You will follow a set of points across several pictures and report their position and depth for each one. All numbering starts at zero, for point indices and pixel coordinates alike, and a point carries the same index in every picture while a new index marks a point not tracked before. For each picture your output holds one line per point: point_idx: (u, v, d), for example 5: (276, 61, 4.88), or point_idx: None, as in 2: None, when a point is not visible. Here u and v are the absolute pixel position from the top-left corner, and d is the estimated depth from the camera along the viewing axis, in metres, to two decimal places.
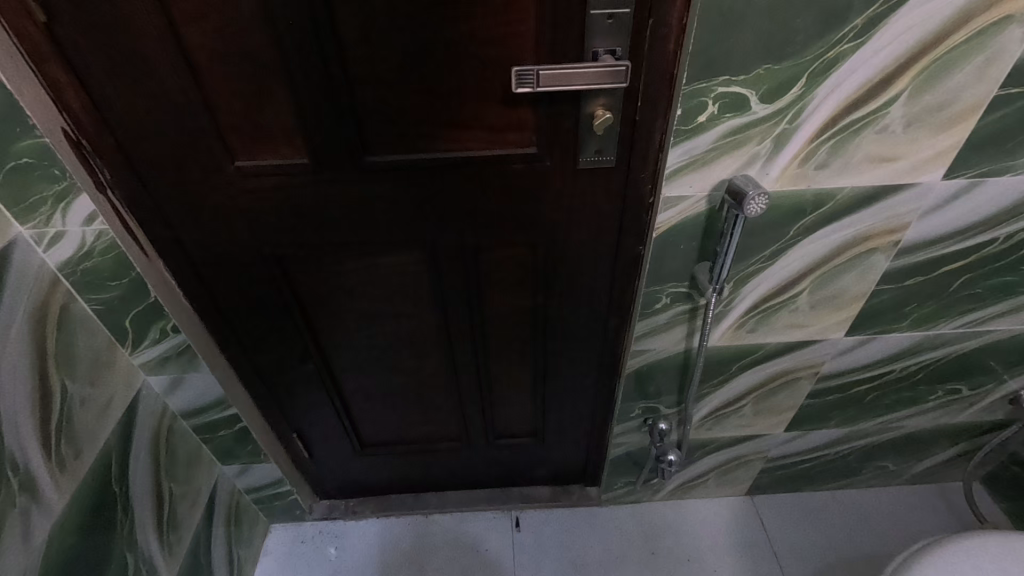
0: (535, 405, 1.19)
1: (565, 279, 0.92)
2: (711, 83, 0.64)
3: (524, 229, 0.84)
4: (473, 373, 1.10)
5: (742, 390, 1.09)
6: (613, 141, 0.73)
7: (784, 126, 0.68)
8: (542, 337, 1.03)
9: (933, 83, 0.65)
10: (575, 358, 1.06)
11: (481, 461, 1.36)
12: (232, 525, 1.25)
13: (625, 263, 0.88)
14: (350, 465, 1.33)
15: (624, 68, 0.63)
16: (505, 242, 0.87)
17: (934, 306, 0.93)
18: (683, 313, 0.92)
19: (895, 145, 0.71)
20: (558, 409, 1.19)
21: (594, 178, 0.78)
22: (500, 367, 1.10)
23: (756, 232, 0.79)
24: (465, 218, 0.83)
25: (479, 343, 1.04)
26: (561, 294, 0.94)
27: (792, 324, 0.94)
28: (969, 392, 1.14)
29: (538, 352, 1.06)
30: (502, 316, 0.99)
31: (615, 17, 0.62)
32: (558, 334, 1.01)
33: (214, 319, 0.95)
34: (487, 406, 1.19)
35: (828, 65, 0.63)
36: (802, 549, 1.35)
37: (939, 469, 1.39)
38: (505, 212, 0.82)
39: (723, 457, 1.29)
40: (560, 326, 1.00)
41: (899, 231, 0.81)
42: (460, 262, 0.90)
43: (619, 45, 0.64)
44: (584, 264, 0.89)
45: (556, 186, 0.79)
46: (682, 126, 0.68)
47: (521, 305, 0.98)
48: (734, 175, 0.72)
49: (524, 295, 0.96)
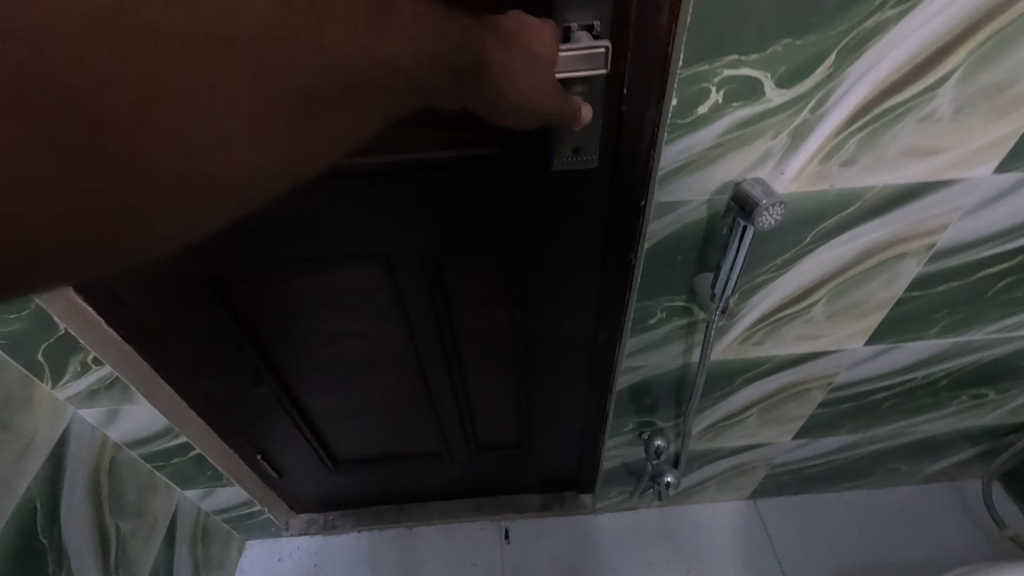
0: (520, 418, 1.09)
1: (545, 293, 0.79)
2: (714, 65, 0.51)
3: (493, 235, 0.72)
4: (449, 388, 1.00)
5: (747, 402, 0.98)
6: (595, 137, 0.58)
7: (806, 115, 0.55)
8: (523, 352, 0.91)
9: (995, 57, 0.52)
10: (559, 374, 0.95)
11: (465, 472, 1.27)
12: (200, 549, 1.17)
13: (613, 276, 0.74)
14: (324, 481, 1.24)
15: (603, 49, 0.49)
16: (472, 251, 0.75)
17: (967, 312, 0.82)
18: (681, 328, 0.81)
19: (940, 136, 0.58)
20: (545, 424, 1.08)
21: (572, 181, 0.63)
22: (478, 381, 1.00)
23: (766, 239, 0.67)
24: (421, 226, 0.71)
25: (452, 358, 0.93)
26: (541, 309, 0.82)
27: (805, 334, 0.83)
28: (996, 396, 1.04)
29: (519, 367, 0.95)
30: (475, 328, 0.88)
31: None
32: (541, 350, 0.90)
33: (147, 347, 0.83)
34: (467, 420, 1.09)
35: (864, 38, 0.49)
36: (807, 557, 1.27)
37: (955, 469, 1.30)
38: (470, 218, 0.70)
39: (724, 465, 1.20)
40: (542, 342, 0.88)
41: (934, 233, 0.68)
42: (421, 274, 0.77)
43: (598, 18, 0.49)
44: (566, 277, 0.77)
45: (526, 190, 0.65)
46: (678, 119, 0.55)
47: (497, 317, 0.86)
48: (740, 177, 0.60)
49: (498, 307, 0.84)
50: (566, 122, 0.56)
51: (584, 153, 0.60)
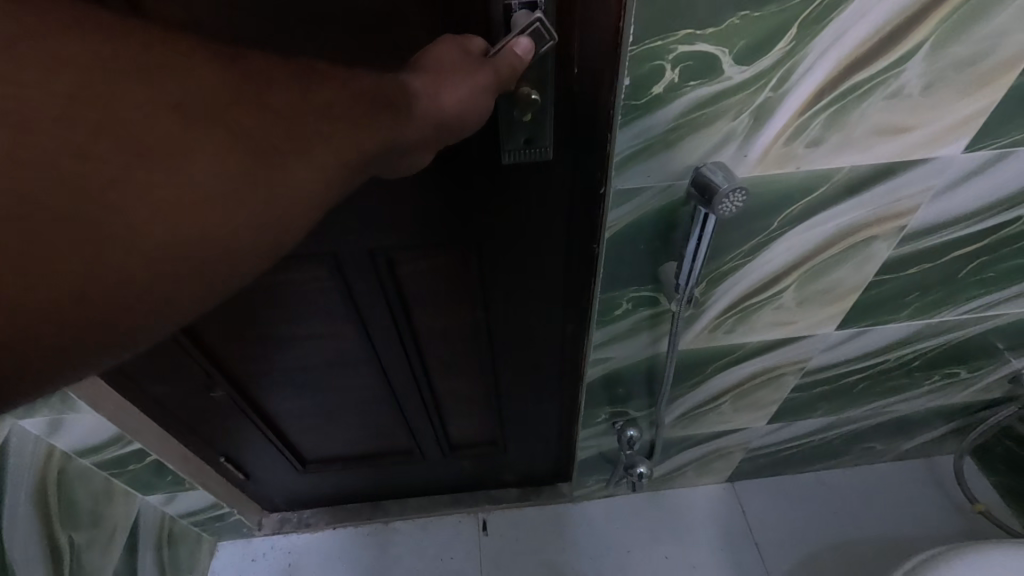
0: (491, 415, 1.06)
1: (505, 289, 0.76)
2: (668, 40, 0.47)
3: (445, 232, 0.67)
4: (415, 386, 0.96)
5: (719, 389, 0.97)
6: (547, 125, 0.53)
7: (768, 94, 0.51)
8: (488, 349, 0.87)
9: (966, 28, 0.48)
10: (528, 371, 0.91)
11: (439, 469, 1.24)
12: (166, 555, 1.14)
13: (576, 267, 0.70)
14: (294, 481, 1.21)
15: (540, 23, 0.43)
16: (425, 250, 0.70)
17: (939, 294, 0.80)
18: (647, 318, 0.78)
19: (909, 114, 0.54)
20: (515, 420, 1.05)
21: (526, 173, 0.59)
22: (445, 380, 0.97)
23: (731, 225, 0.64)
24: (366, 225, 0.66)
25: (415, 357, 0.90)
26: (503, 305, 0.78)
27: (776, 320, 0.81)
28: (968, 374, 1.03)
29: (486, 364, 0.91)
30: (436, 327, 0.84)
31: None
32: (507, 348, 0.86)
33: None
34: (437, 418, 1.06)
35: (827, 9, 0.46)
36: (783, 538, 1.28)
37: (929, 445, 1.31)
38: (420, 215, 0.65)
39: (700, 450, 1.19)
40: (506, 339, 0.85)
41: (906, 214, 0.66)
42: (373, 273, 0.73)
43: None
44: (526, 274, 0.73)
45: (477, 184, 0.61)
46: (632, 100, 0.51)
47: (458, 316, 0.82)
48: (702, 161, 0.56)
49: (460, 308, 0.80)
50: (515, 111, 0.51)
51: (537, 144, 0.55)
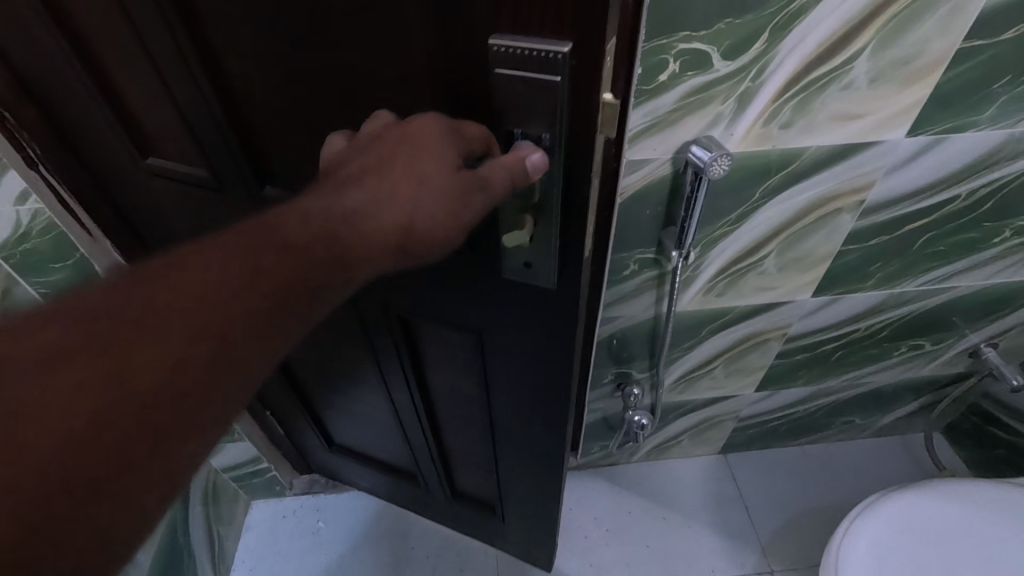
0: (490, 477, 1.06)
1: (507, 374, 0.77)
2: (671, 39, 0.61)
3: (452, 309, 0.71)
4: (421, 424, 1.01)
5: (712, 354, 1.10)
6: (541, 252, 0.55)
7: (748, 84, 0.66)
8: (486, 416, 0.89)
9: (898, 35, 0.64)
10: (521, 452, 0.91)
11: (440, 507, 1.27)
12: (210, 504, 1.24)
13: (563, 369, 0.70)
14: (324, 454, 1.31)
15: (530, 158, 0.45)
16: (432, 319, 0.74)
17: (898, 265, 0.95)
18: (652, 279, 0.92)
19: (860, 102, 0.69)
20: (517, 487, 1.03)
21: (524, 285, 0.61)
22: (453, 426, 0.98)
23: (721, 194, 0.78)
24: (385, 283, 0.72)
25: (420, 400, 0.94)
26: (499, 385, 0.79)
27: (760, 286, 0.95)
28: (932, 347, 1.17)
29: (484, 429, 0.93)
30: (441, 381, 0.88)
31: (530, 82, 0.42)
32: (501, 423, 0.87)
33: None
34: (441, 458, 1.09)
35: (791, 18, 0.61)
36: (771, 503, 1.40)
37: (903, 421, 1.44)
38: (433, 289, 0.69)
39: (695, 419, 1.32)
40: (507, 418, 0.85)
41: (863, 189, 0.80)
42: (386, 320, 0.79)
43: (546, 130, 0.45)
44: (519, 367, 0.74)
45: (483, 281, 0.63)
46: (643, 86, 0.65)
47: (461, 380, 0.85)
48: (697, 136, 0.71)
49: (461, 374, 0.83)
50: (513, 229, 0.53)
51: (533, 263, 0.56)
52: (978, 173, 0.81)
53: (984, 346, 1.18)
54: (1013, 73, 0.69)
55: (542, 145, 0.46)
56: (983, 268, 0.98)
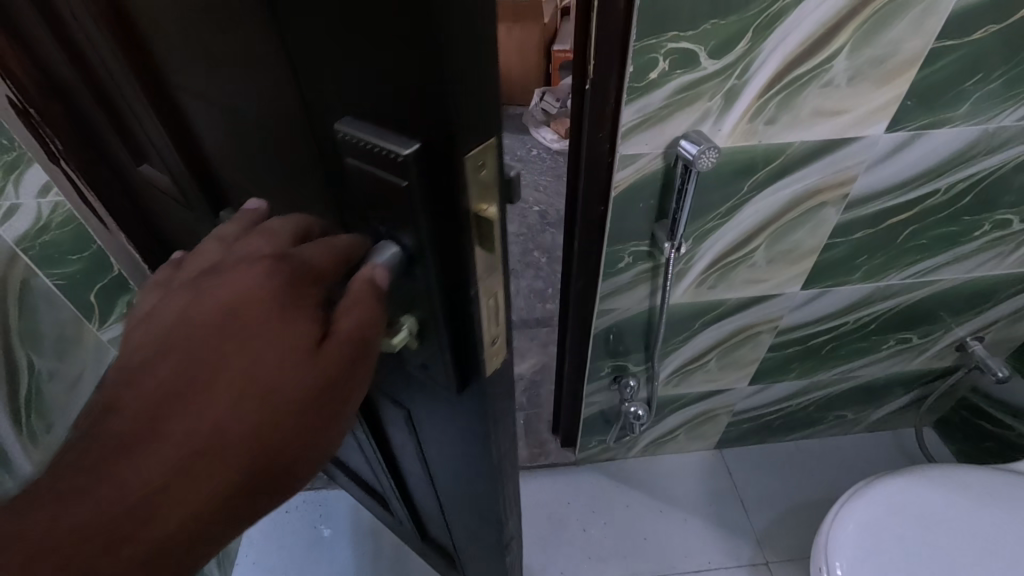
0: (445, 532, 0.99)
1: (439, 449, 0.69)
2: (661, 39, 0.65)
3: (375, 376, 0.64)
4: (379, 464, 0.96)
5: (705, 347, 1.13)
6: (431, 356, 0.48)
7: (734, 81, 0.70)
8: (431, 478, 0.82)
9: (875, 35, 0.68)
10: (466, 521, 0.83)
11: (411, 534, 1.22)
12: None
13: (482, 463, 0.61)
14: None
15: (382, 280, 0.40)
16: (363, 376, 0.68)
17: (883, 258, 0.98)
18: (646, 272, 0.95)
19: (840, 99, 0.73)
20: (468, 547, 0.92)
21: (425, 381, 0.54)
22: (409, 474, 0.92)
23: (711, 187, 0.82)
24: None
25: (375, 443, 0.89)
26: (434, 455, 0.72)
27: (751, 278, 0.98)
28: (920, 340, 1.21)
29: (432, 489, 0.86)
30: (390, 435, 0.82)
31: (380, 181, 0.36)
32: (443, 487, 0.81)
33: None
34: (404, 496, 1.03)
35: (773, 19, 0.65)
36: (766, 496, 1.42)
37: (895, 416, 1.47)
38: None
39: (690, 413, 1.35)
40: (449, 486, 0.78)
41: (846, 183, 0.84)
42: None
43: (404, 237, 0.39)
44: (445, 447, 0.66)
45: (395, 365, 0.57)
46: (635, 83, 0.69)
47: (403, 439, 0.78)
48: (687, 132, 0.74)
49: (402, 434, 0.77)
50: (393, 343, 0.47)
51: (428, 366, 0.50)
52: (955, 168, 0.85)
53: (970, 340, 1.22)
54: (983, 72, 0.73)
55: (404, 251, 0.40)
56: (965, 262, 1.02)
